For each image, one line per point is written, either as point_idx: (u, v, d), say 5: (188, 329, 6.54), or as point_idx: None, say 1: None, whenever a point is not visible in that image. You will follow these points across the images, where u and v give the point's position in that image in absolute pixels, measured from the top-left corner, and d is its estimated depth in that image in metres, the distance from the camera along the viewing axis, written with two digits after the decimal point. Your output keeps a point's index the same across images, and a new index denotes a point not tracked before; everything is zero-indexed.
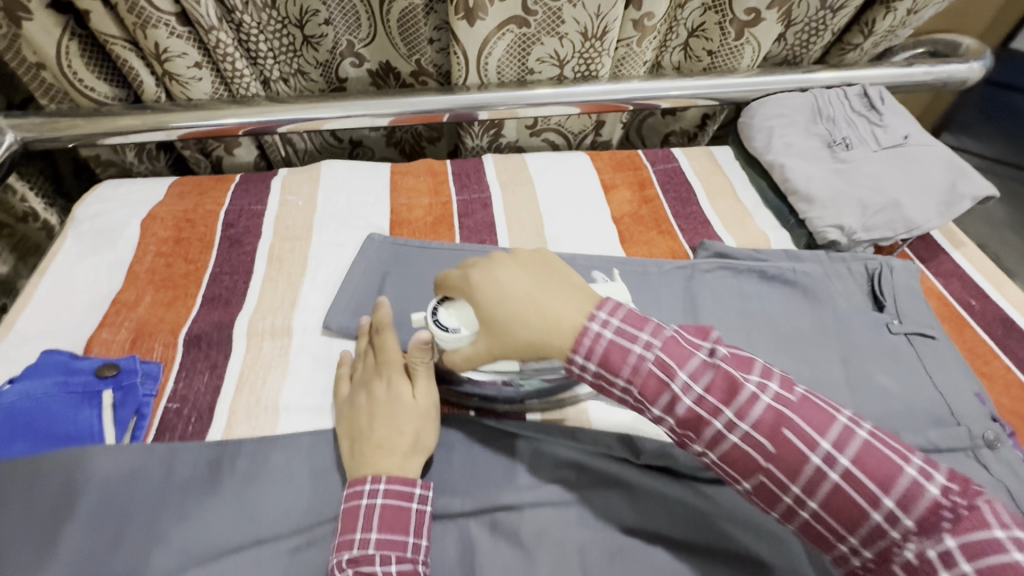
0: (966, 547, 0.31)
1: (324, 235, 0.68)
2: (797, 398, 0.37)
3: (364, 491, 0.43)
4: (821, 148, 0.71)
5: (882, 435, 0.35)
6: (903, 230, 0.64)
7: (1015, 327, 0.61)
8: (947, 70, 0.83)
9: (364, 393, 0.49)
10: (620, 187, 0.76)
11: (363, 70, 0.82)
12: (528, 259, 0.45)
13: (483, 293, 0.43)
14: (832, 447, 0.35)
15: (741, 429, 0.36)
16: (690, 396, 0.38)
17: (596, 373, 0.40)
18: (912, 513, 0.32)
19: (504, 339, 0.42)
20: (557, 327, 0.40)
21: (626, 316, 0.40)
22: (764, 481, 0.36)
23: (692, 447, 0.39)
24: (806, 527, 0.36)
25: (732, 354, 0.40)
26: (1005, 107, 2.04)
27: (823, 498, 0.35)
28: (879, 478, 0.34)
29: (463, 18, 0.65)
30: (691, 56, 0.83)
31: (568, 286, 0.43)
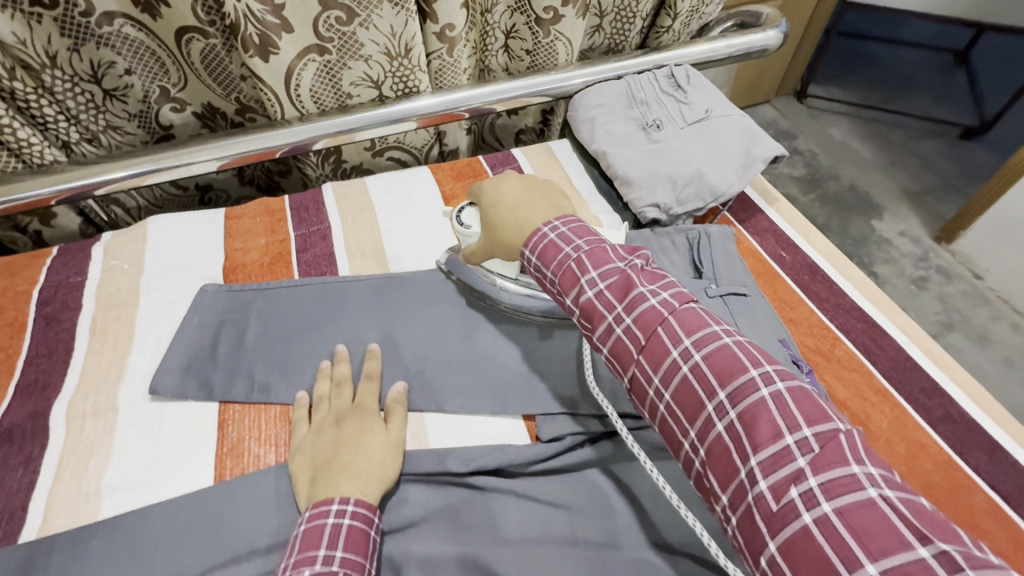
0: (828, 485, 0.32)
1: (153, 295, 0.65)
2: (683, 308, 0.43)
3: (332, 511, 0.43)
4: (636, 131, 0.75)
5: (747, 347, 0.39)
6: (711, 197, 0.69)
7: (820, 271, 0.67)
8: (746, 42, 0.90)
9: (331, 428, 0.51)
10: (461, 197, 0.78)
11: (187, 114, 0.79)
12: (531, 183, 0.60)
13: (486, 198, 0.59)
14: (691, 344, 0.40)
15: (626, 322, 0.43)
16: (593, 289, 0.46)
17: (537, 265, 0.51)
18: (738, 404, 0.36)
19: (494, 234, 0.57)
20: (523, 233, 0.55)
21: (574, 226, 0.51)
22: (636, 373, 0.43)
23: (595, 344, 0.46)
24: (664, 424, 0.41)
25: (648, 271, 0.46)
26: (856, 58, 2.24)
27: (673, 388, 0.40)
28: (698, 338, 0.40)
29: (256, 55, 0.64)
30: (514, 57, 0.85)
31: (551, 204, 0.57)
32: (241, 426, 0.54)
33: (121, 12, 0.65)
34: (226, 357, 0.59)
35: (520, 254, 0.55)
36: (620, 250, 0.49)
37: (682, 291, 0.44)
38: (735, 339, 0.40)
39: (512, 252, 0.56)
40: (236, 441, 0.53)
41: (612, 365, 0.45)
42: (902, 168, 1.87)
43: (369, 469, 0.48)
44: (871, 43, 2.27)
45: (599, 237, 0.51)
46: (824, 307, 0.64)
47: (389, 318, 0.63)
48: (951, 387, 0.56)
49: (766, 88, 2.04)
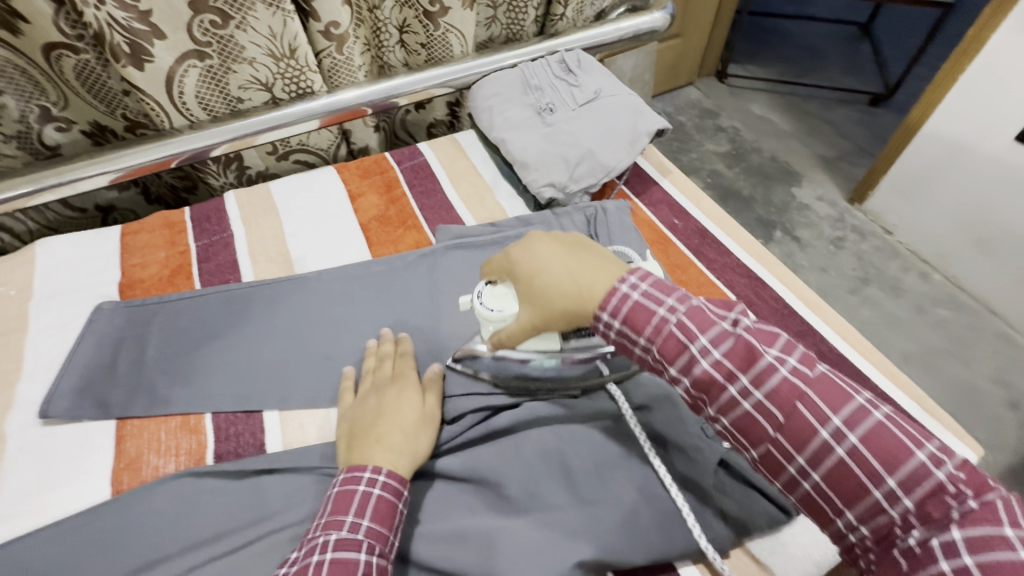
0: (972, 540, 0.31)
1: (43, 319, 0.63)
2: (814, 373, 0.39)
3: (364, 479, 0.44)
4: (533, 117, 0.77)
5: (901, 419, 0.36)
6: (604, 174, 0.72)
7: (709, 235, 0.71)
8: (634, 25, 0.94)
9: (371, 399, 0.53)
10: (368, 193, 0.78)
11: (73, 133, 0.76)
12: (564, 242, 0.49)
13: (521, 270, 0.49)
14: (842, 422, 0.36)
15: (713, 355, 0.40)
16: (708, 359, 0.40)
17: (621, 331, 0.44)
18: (909, 489, 0.34)
19: (543, 307, 0.47)
20: (587, 307, 0.45)
21: (653, 281, 0.44)
22: (771, 451, 0.39)
23: (704, 411, 0.42)
24: (807, 499, 0.38)
25: (757, 328, 0.42)
26: (768, 36, 2.35)
27: (825, 471, 0.36)
28: (848, 416, 0.36)
29: (129, 64, 0.62)
30: (412, 51, 0.86)
31: (601, 260, 0.47)
32: (140, 441, 0.53)
33: None
34: (124, 375, 0.58)
35: (587, 323, 0.46)
36: (713, 307, 0.43)
37: (805, 351, 0.40)
38: (884, 410, 0.36)
39: (579, 338, 0.47)
40: (134, 455, 0.52)
41: (735, 440, 0.40)
42: (817, 136, 1.99)
43: (402, 440, 0.48)
44: (782, 20, 2.39)
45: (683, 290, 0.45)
46: (712, 267, 0.68)
47: (295, 319, 0.63)
48: (822, 326, 0.62)
49: (688, 71, 2.12)
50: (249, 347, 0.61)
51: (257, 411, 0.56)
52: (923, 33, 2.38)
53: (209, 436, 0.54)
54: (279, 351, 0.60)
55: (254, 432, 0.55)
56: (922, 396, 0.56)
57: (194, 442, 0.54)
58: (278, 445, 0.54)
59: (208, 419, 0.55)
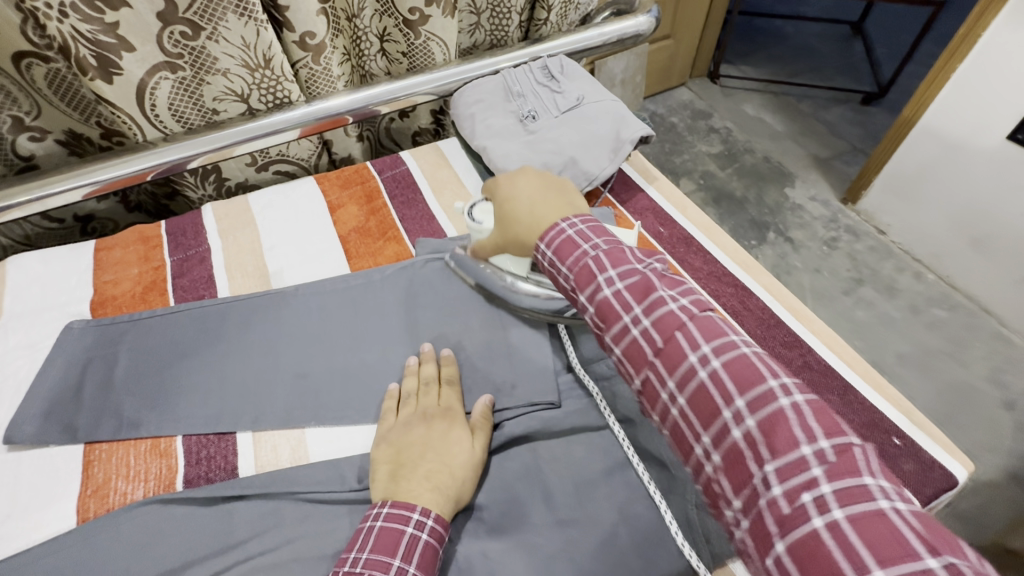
0: (840, 492, 0.30)
1: (12, 338, 0.62)
2: (701, 313, 0.39)
3: (412, 520, 0.43)
4: (515, 124, 0.76)
5: (765, 357, 0.36)
6: (587, 182, 0.70)
7: (695, 243, 0.70)
8: (619, 29, 0.93)
9: (418, 429, 0.51)
10: (348, 205, 0.76)
11: (48, 143, 0.75)
12: (547, 181, 0.55)
13: (501, 192, 0.55)
14: (710, 350, 0.37)
15: (643, 324, 0.40)
16: (610, 288, 0.42)
17: (552, 261, 0.46)
18: (757, 412, 0.34)
19: (508, 229, 0.54)
20: (538, 229, 0.51)
21: (591, 223, 0.47)
22: (650, 377, 0.39)
23: (606, 342, 0.43)
24: (674, 428, 0.38)
25: (667, 276, 0.43)
26: (761, 36, 2.34)
27: (690, 394, 0.37)
28: (717, 344, 0.37)
29: (97, 77, 0.61)
30: (393, 60, 0.85)
31: (569, 203, 0.52)
32: (108, 466, 0.52)
33: None
34: (93, 396, 0.57)
35: (531, 251, 0.52)
36: (637, 253, 0.45)
37: (704, 300, 0.41)
38: (753, 350, 0.37)
39: (526, 249, 0.53)
40: (101, 482, 0.51)
41: (623, 368, 0.41)
42: (810, 137, 1.98)
43: (452, 478, 0.47)
44: (775, 20, 2.38)
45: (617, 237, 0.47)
46: (697, 277, 0.66)
47: (271, 336, 0.62)
48: (809, 336, 0.60)
49: (680, 71, 2.11)
50: (223, 366, 0.59)
51: (229, 433, 0.55)
52: (915, 31, 2.37)
53: (179, 460, 0.53)
54: (253, 370, 0.59)
55: (226, 455, 0.53)
56: (911, 410, 0.55)
57: (163, 466, 0.52)
58: (251, 468, 0.53)
59: (179, 442, 0.54)
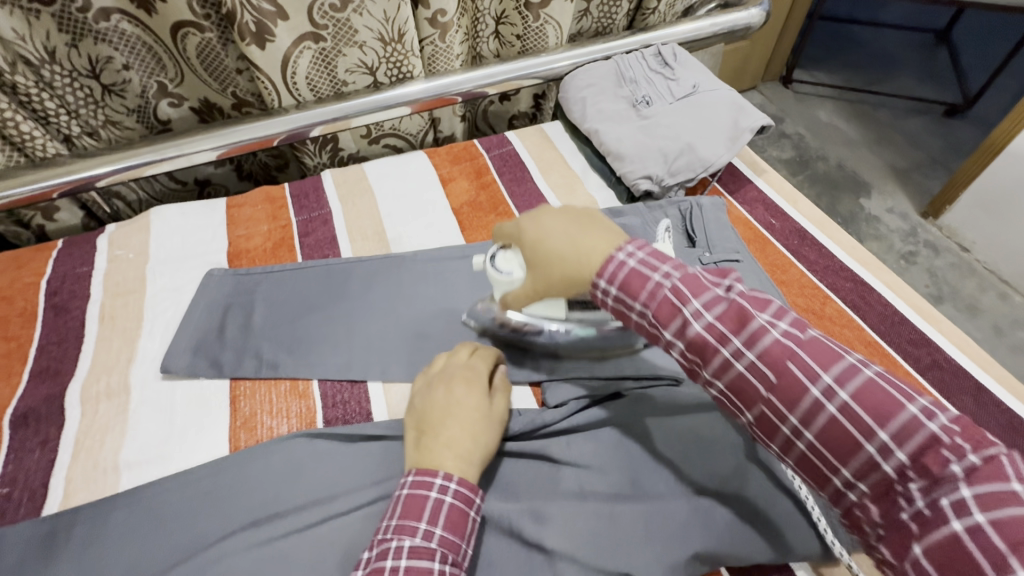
0: (982, 496, 0.29)
1: (158, 282, 0.67)
2: (806, 336, 0.37)
3: (435, 486, 0.43)
4: (627, 109, 0.76)
5: (891, 377, 0.35)
6: (702, 169, 0.70)
7: (809, 236, 0.69)
8: (730, 20, 0.92)
9: (440, 392, 0.51)
10: (458, 179, 0.79)
11: (184, 109, 0.80)
12: (574, 213, 0.48)
13: (527, 234, 0.49)
14: (832, 379, 0.35)
15: (748, 357, 0.37)
16: (701, 321, 0.39)
17: (618, 298, 0.43)
18: (906, 445, 0.32)
19: (545, 278, 0.47)
20: (578, 268, 0.45)
21: (650, 250, 0.43)
22: (764, 412, 0.37)
23: (701, 375, 0.40)
24: (803, 459, 0.37)
25: (749, 294, 0.40)
26: (840, 42, 2.27)
27: (821, 428, 0.35)
28: (839, 371, 0.35)
29: (252, 43, 0.65)
30: (506, 43, 0.87)
31: (603, 232, 0.46)
32: (254, 402, 0.56)
33: (117, 8, 0.65)
34: (234, 338, 0.61)
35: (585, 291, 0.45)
36: (709, 274, 0.43)
37: (797, 316, 0.39)
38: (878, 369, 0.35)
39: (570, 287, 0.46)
40: (249, 415, 0.55)
41: (728, 402, 0.39)
42: (890, 147, 1.90)
43: (473, 444, 0.47)
44: (855, 25, 2.30)
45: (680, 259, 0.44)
46: (814, 268, 0.66)
47: (393, 296, 0.65)
48: (936, 335, 0.59)
49: (753, 74, 2.07)
50: (350, 320, 0.62)
51: (361, 382, 0.58)
52: (1011, 44, 2.24)
53: (317, 402, 0.56)
54: (380, 327, 0.62)
55: (359, 401, 0.56)
56: None
57: (303, 407, 0.56)
58: (385, 415, 0.56)
59: (316, 385, 0.57)
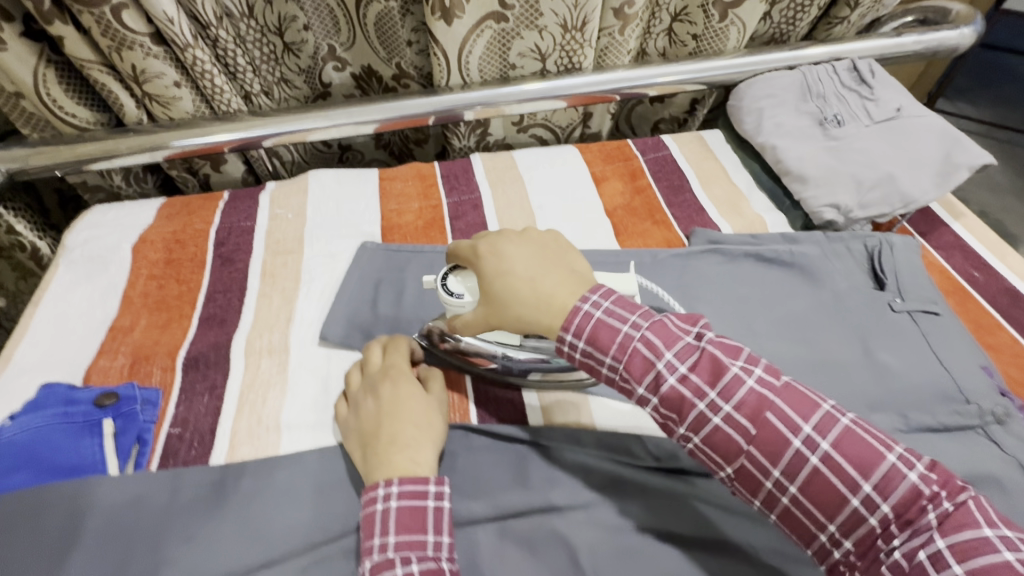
0: (954, 546, 0.32)
1: (315, 247, 0.68)
2: (781, 385, 0.38)
3: (379, 495, 0.42)
4: (812, 126, 0.70)
5: (868, 426, 0.37)
6: (901, 205, 0.63)
7: (1020, 297, 0.61)
8: (938, 38, 0.81)
9: (367, 400, 0.49)
10: (612, 179, 0.75)
11: (346, 75, 0.80)
12: (535, 242, 0.47)
13: (487, 265, 0.46)
14: (813, 431, 0.36)
15: (725, 411, 0.38)
16: (674, 374, 0.39)
17: (587, 351, 0.42)
18: (889, 496, 0.34)
19: (498, 312, 0.45)
20: (543, 309, 0.43)
21: (616, 298, 0.43)
22: (745, 464, 0.38)
23: (673, 431, 0.40)
24: (786, 514, 0.37)
25: (719, 339, 0.41)
26: (1000, 71, 2.00)
27: (802, 482, 0.36)
28: (818, 422, 0.37)
29: (440, 18, 0.64)
30: (676, 43, 0.82)
31: (567, 269, 0.45)
32: None
33: None
34: (388, 314, 0.61)
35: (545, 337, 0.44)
36: (677, 318, 0.43)
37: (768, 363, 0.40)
38: (853, 418, 0.37)
39: (506, 308, 0.45)
40: None
41: (706, 458, 0.39)
42: None
43: (415, 433, 0.46)
44: (1017, 57, 2.05)
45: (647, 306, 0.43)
46: None
47: None
48: None
49: None
50: None
51: (513, 380, 0.56)
52: None
53: (470, 397, 0.55)
54: None
55: (512, 401, 0.55)
56: None
57: (456, 397, 0.54)
58: (538, 421, 0.53)
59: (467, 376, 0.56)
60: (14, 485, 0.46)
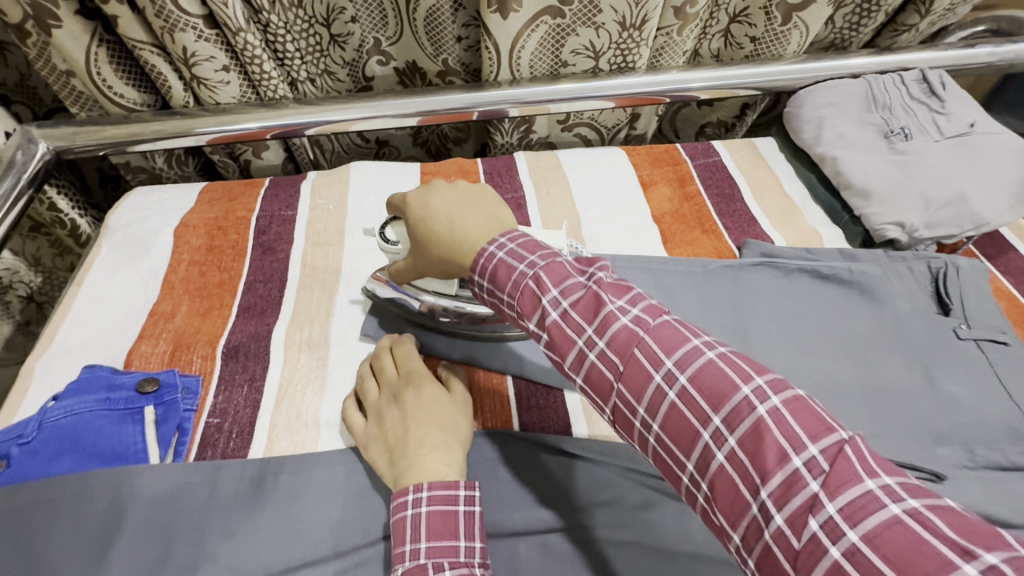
0: (845, 509, 0.27)
1: (356, 240, 0.66)
2: (658, 322, 0.36)
3: (408, 500, 0.40)
4: (876, 139, 0.67)
5: (735, 358, 0.33)
6: (970, 226, 0.60)
7: None
8: (1012, 51, 0.77)
9: (389, 408, 0.48)
10: (660, 184, 0.73)
11: (390, 69, 0.79)
12: (462, 190, 0.48)
13: (413, 211, 0.48)
14: (674, 365, 0.34)
15: (598, 348, 0.36)
16: (556, 311, 0.38)
17: (489, 291, 0.42)
18: (739, 429, 0.31)
19: (423, 253, 0.48)
20: (455, 247, 0.45)
21: (521, 241, 0.42)
22: (618, 404, 0.36)
23: (563, 372, 0.39)
24: (658, 456, 0.35)
25: (612, 282, 0.39)
26: None
27: (663, 418, 0.34)
28: (680, 357, 0.34)
29: (496, 10, 0.62)
30: (733, 43, 0.79)
31: (487, 213, 0.46)
32: None
33: None
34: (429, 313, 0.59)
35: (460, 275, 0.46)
36: (577, 262, 0.41)
37: (655, 303, 0.38)
38: (720, 353, 0.34)
39: (432, 250, 0.47)
40: None
41: (590, 398, 0.37)
42: None
43: (443, 436, 0.45)
44: None
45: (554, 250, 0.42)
46: None
47: None
48: None
49: None
50: None
51: (557, 388, 0.54)
52: None
53: (511, 399, 0.53)
54: None
55: (556, 409, 0.53)
56: None
57: (497, 403, 0.53)
58: (584, 430, 0.51)
59: (510, 381, 0.55)
60: (59, 470, 0.46)
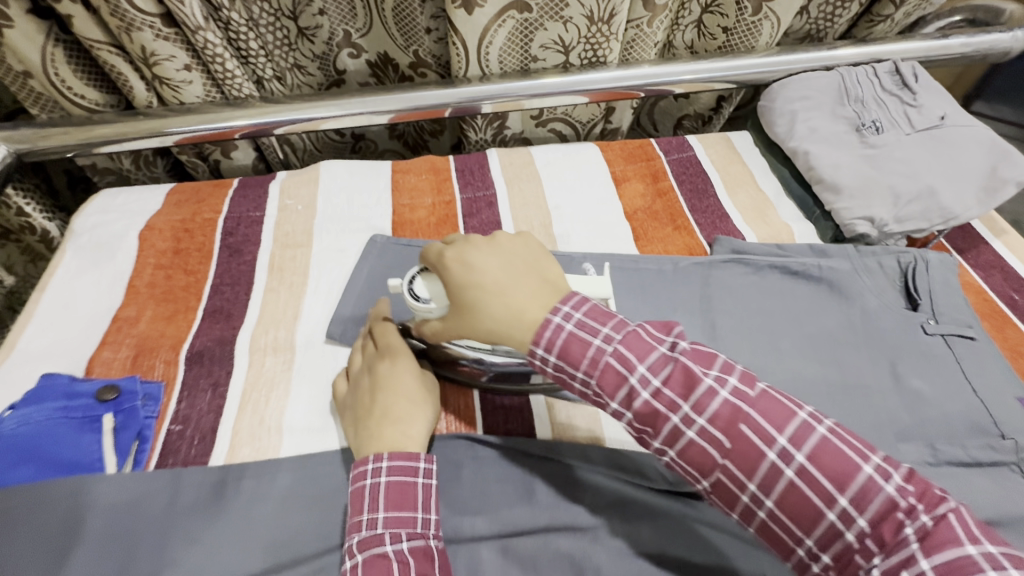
0: (946, 570, 0.30)
1: (324, 240, 0.66)
2: (755, 394, 0.37)
3: (369, 469, 0.42)
4: (848, 132, 0.66)
5: (843, 433, 0.35)
6: (939, 220, 0.60)
7: None
8: (988, 41, 0.77)
9: (365, 377, 0.49)
10: (632, 180, 0.72)
11: (361, 61, 0.77)
12: (505, 248, 0.44)
13: (454, 273, 0.43)
14: (787, 443, 0.35)
15: (698, 424, 0.36)
16: (648, 389, 0.37)
17: (557, 364, 0.40)
18: (866, 511, 0.32)
19: (469, 321, 0.43)
20: (514, 322, 0.41)
21: (591, 308, 0.40)
22: (721, 478, 0.36)
23: (650, 445, 0.38)
24: (763, 529, 0.36)
25: (693, 349, 0.39)
26: None
27: (778, 496, 0.34)
28: (792, 433, 0.35)
29: (461, 6, 0.61)
30: (706, 34, 0.78)
31: (539, 277, 0.43)
32: None
33: None
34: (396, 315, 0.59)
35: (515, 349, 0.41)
36: (652, 328, 0.40)
37: (744, 371, 0.38)
38: (830, 427, 0.35)
39: (480, 321, 0.42)
40: None
41: (683, 472, 0.37)
42: None
43: (409, 412, 0.47)
44: None
45: (621, 315, 0.41)
46: None
47: None
48: None
49: None
50: None
51: (522, 389, 0.54)
52: None
53: (476, 402, 0.53)
54: None
55: (521, 411, 0.52)
56: None
57: (462, 404, 0.53)
58: (547, 431, 0.51)
59: (475, 383, 0.54)
60: (17, 479, 0.45)
